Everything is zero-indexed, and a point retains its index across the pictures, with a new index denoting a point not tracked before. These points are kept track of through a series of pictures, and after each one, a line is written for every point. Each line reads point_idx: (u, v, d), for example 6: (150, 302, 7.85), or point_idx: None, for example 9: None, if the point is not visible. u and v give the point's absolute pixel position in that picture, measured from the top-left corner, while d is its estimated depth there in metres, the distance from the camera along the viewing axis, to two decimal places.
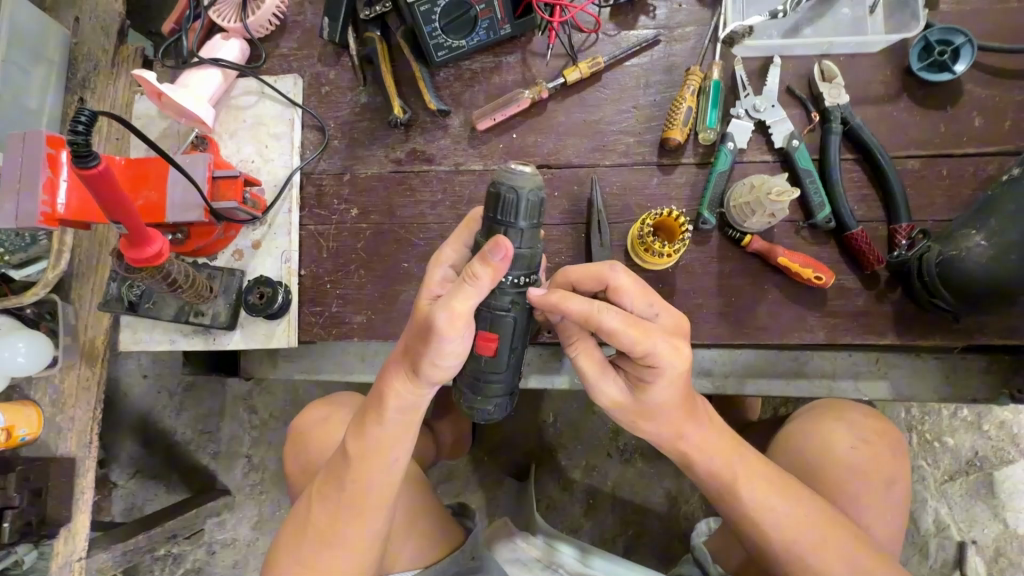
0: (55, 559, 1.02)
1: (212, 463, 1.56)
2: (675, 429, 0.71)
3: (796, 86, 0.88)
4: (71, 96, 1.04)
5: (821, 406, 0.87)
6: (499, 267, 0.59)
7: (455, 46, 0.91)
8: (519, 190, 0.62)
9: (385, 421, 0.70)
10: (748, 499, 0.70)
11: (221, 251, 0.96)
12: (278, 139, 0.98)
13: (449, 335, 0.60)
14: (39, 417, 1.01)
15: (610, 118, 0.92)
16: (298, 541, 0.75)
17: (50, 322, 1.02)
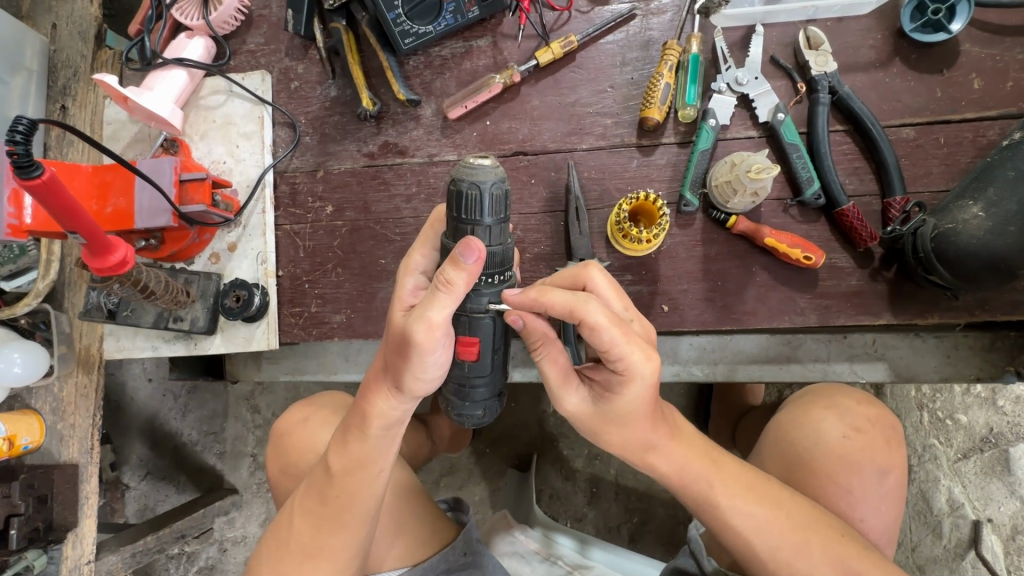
0: (65, 562, 1.04)
1: (218, 463, 1.58)
2: (640, 437, 0.67)
3: (781, 56, 0.83)
4: (53, 104, 1.02)
5: (807, 395, 0.85)
6: (474, 273, 0.55)
7: (422, 33, 0.88)
8: (482, 185, 0.58)
9: (371, 438, 0.69)
10: (721, 502, 0.67)
11: (198, 254, 0.95)
12: (248, 138, 0.96)
13: (429, 349, 0.58)
14: (41, 426, 1.02)
15: (586, 100, 0.88)
16: (280, 557, 0.74)
17: (45, 331, 1.02)
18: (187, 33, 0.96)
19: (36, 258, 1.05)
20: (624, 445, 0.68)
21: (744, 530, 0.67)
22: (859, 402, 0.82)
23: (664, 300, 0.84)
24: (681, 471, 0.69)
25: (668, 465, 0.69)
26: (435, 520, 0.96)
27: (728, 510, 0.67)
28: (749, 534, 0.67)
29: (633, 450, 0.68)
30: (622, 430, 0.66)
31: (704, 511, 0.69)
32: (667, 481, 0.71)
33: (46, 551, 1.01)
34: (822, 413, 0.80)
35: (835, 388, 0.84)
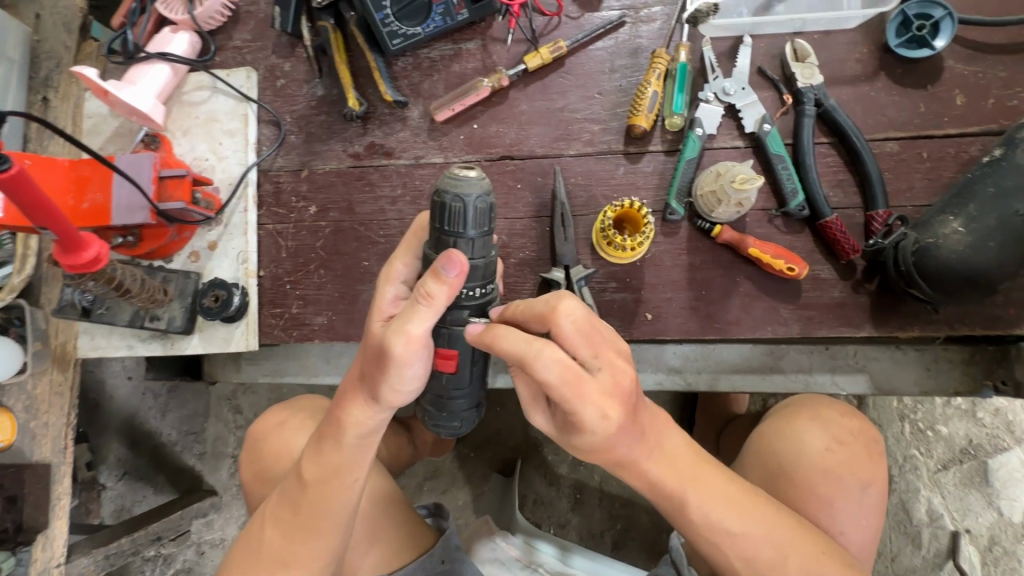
0: (33, 565, 1.01)
1: (198, 464, 1.55)
2: (617, 452, 0.64)
3: (768, 67, 0.83)
4: (34, 95, 1.00)
5: (790, 406, 0.84)
6: (454, 286, 0.55)
7: (410, 34, 0.87)
8: (466, 198, 0.57)
9: (346, 445, 0.68)
10: (699, 516, 0.66)
11: (177, 252, 0.93)
12: (232, 136, 0.95)
13: (408, 360, 0.57)
14: (13, 425, 0.99)
15: (575, 106, 0.88)
16: (249, 567, 0.72)
17: (19, 327, 0.98)
18: (171, 27, 0.94)
19: (11, 252, 1.00)
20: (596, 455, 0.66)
21: (722, 542, 0.66)
22: (843, 414, 0.82)
23: (648, 308, 0.84)
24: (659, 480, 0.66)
25: (650, 471, 0.66)
26: (414, 523, 0.95)
27: (705, 522, 0.66)
28: (728, 546, 0.66)
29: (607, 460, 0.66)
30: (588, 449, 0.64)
31: (681, 522, 0.68)
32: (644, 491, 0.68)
33: (14, 553, 1.00)
34: (805, 426, 0.80)
35: (821, 403, 0.84)
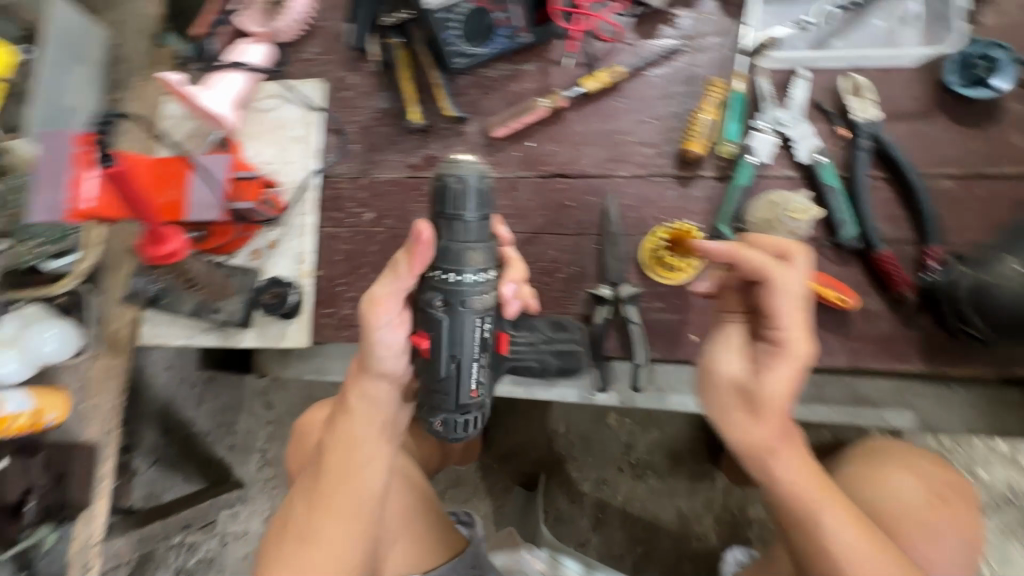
0: (74, 541, 1.07)
1: (228, 456, 1.60)
2: (770, 432, 0.59)
3: (824, 100, 0.85)
4: (109, 96, 1.10)
5: (876, 451, 0.85)
6: (424, 255, 0.68)
7: (474, 54, 0.92)
8: (459, 179, 0.66)
9: (360, 426, 0.76)
10: (831, 526, 0.58)
11: (239, 250, 0.98)
12: (299, 142, 1.00)
13: (380, 317, 0.70)
14: (68, 402, 1.03)
15: (628, 129, 0.91)
16: (277, 538, 0.77)
17: (78, 313, 1.06)
18: (250, 39, 1.00)
19: (78, 240, 1.04)
20: (750, 434, 0.59)
21: (847, 561, 0.58)
22: (934, 464, 0.83)
23: (693, 330, 0.85)
24: (796, 486, 0.59)
25: (788, 473, 0.59)
26: (445, 529, 0.96)
27: (838, 537, 0.58)
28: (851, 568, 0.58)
29: (753, 445, 0.59)
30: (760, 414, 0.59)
31: (801, 532, 0.59)
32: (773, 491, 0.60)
33: (57, 527, 1.04)
34: (902, 472, 0.80)
35: (898, 452, 0.84)
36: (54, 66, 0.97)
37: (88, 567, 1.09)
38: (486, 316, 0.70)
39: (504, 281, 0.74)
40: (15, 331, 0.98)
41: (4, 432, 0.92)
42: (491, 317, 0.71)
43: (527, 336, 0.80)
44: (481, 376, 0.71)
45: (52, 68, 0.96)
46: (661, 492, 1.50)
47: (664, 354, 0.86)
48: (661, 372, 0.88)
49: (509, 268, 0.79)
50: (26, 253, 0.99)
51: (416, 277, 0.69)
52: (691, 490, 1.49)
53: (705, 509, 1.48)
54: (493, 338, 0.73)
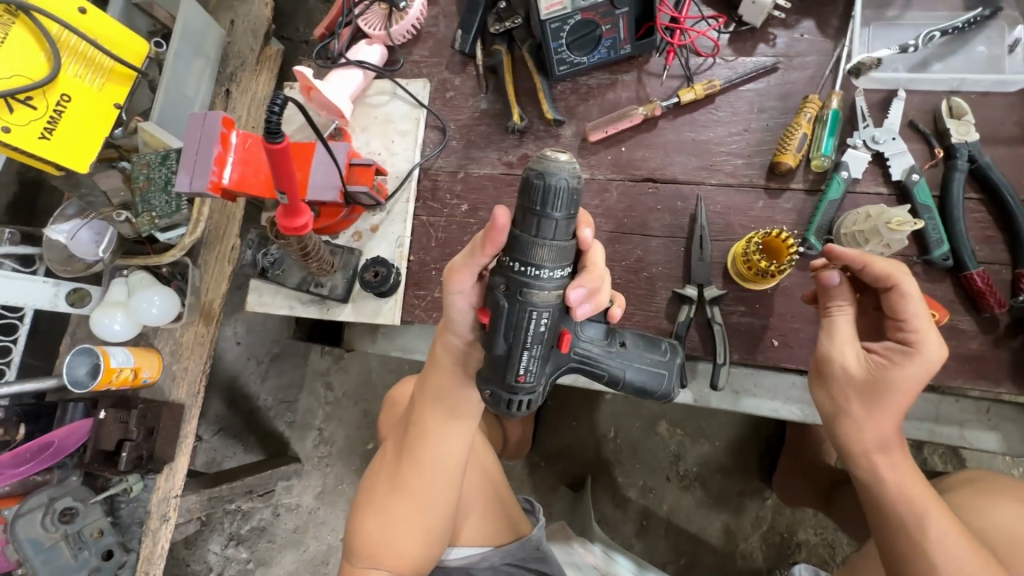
0: (156, 492, 1.06)
1: (286, 432, 1.62)
2: (880, 427, 0.71)
3: (921, 121, 0.87)
4: (219, 87, 1.15)
5: (977, 482, 0.83)
6: (497, 238, 0.60)
7: (576, 62, 0.98)
8: (547, 175, 0.57)
9: (443, 399, 0.80)
10: (931, 529, 0.67)
11: (342, 231, 1.06)
12: (404, 135, 1.08)
13: (453, 286, 0.67)
14: (158, 361, 1.06)
15: (720, 139, 0.95)
16: (372, 491, 0.85)
17: (180, 281, 1.09)
18: (366, 40, 1.10)
19: (188, 218, 1.02)
20: (863, 433, 0.71)
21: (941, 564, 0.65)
22: None
23: (775, 335, 0.88)
24: (903, 486, 0.70)
25: (893, 472, 0.71)
26: (515, 512, 0.99)
27: (939, 541, 0.66)
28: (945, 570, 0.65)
29: (866, 442, 0.71)
30: (874, 413, 0.71)
31: (901, 534, 0.69)
32: (882, 490, 0.71)
33: (143, 478, 1.05)
34: (1009, 500, 0.78)
35: (1007, 486, 0.81)
36: (174, 59, 1.02)
37: (167, 519, 1.07)
38: (546, 311, 0.61)
39: (571, 284, 0.63)
40: (126, 296, 1.02)
41: (109, 384, 0.97)
42: (554, 312, 0.62)
43: (599, 340, 0.74)
44: (533, 363, 0.64)
45: (175, 57, 1.02)
46: (709, 506, 1.49)
47: (744, 356, 0.89)
48: (736, 374, 0.94)
49: (583, 272, 0.65)
50: (149, 223, 0.99)
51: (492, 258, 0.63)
52: (740, 506, 1.48)
53: (753, 526, 1.47)
54: (552, 332, 0.64)
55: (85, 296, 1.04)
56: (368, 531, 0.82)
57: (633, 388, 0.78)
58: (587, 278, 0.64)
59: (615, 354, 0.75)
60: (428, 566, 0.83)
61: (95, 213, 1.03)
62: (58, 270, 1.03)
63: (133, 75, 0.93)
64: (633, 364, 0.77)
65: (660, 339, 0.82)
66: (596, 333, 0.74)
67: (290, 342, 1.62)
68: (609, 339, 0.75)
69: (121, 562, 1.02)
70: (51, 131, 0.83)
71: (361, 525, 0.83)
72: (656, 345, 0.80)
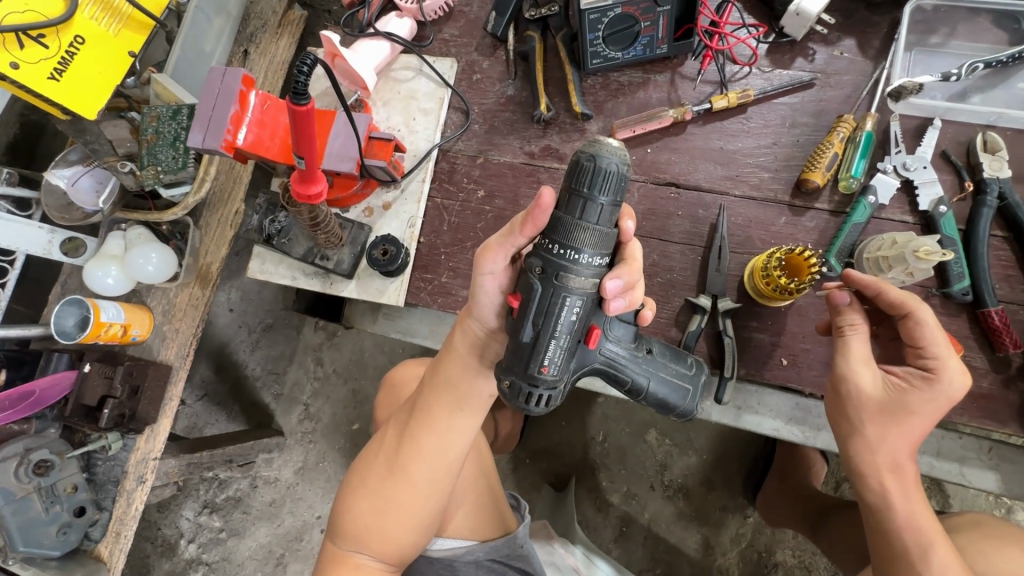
0: (134, 453, 1.02)
1: (272, 403, 1.59)
2: (892, 449, 0.72)
3: (953, 152, 0.86)
4: (237, 46, 1.11)
5: (982, 526, 0.82)
6: (538, 218, 0.59)
7: (611, 57, 0.96)
8: (599, 159, 0.57)
9: (454, 387, 0.78)
10: (935, 561, 0.67)
11: (353, 205, 1.03)
12: (426, 114, 1.06)
13: (484, 266, 0.65)
14: (150, 322, 1.04)
15: (749, 150, 0.93)
16: (365, 473, 0.82)
17: (179, 240, 1.05)
18: (396, 12, 1.06)
19: (193, 176, 0.97)
20: (875, 453, 0.72)
21: None
22: None
23: (784, 353, 0.87)
24: (912, 514, 0.70)
25: (902, 501, 0.71)
26: (504, 508, 0.98)
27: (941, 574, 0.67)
28: None
29: (876, 463, 0.72)
30: (888, 436, 0.72)
31: (902, 564, 0.69)
32: (888, 519, 0.71)
33: (123, 437, 1.01)
34: (1012, 547, 0.77)
35: (1012, 534, 0.80)
36: (195, 13, 0.97)
37: (143, 480, 1.02)
38: (579, 299, 0.60)
39: (608, 274, 0.61)
40: (122, 251, 0.98)
41: (97, 337, 0.94)
42: (586, 301, 0.61)
43: (626, 342, 0.73)
44: (557, 355, 0.61)
45: (197, 10, 0.97)
46: (691, 518, 1.48)
47: (751, 371, 0.87)
48: (741, 391, 0.93)
49: (622, 264, 0.63)
50: (151, 177, 0.94)
51: (530, 237, 0.62)
52: (723, 522, 1.47)
53: (734, 542, 1.46)
54: (582, 325, 0.62)
55: (80, 245, 1.01)
56: (358, 513, 0.79)
57: (655, 401, 0.77)
58: (625, 270, 0.62)
59: (641, 360, 0.74)
60: (413, 554, 0.82)
61: (99, 162, 0.96)
62: (54, 217, 0.98)
63: (151, 25, 0.90)
64: (658, 374, 0.76)
65: (686, 354, 0.81)
66: (624, 335, 0.73)
67: (284, 313, 1.58)
68: (637, 344, 0.75)
69: (92, 519, 0.99)
70: (61, 73, 0.79)
71: (350, 507, 0.80)
72: (682, 358, 0.79)
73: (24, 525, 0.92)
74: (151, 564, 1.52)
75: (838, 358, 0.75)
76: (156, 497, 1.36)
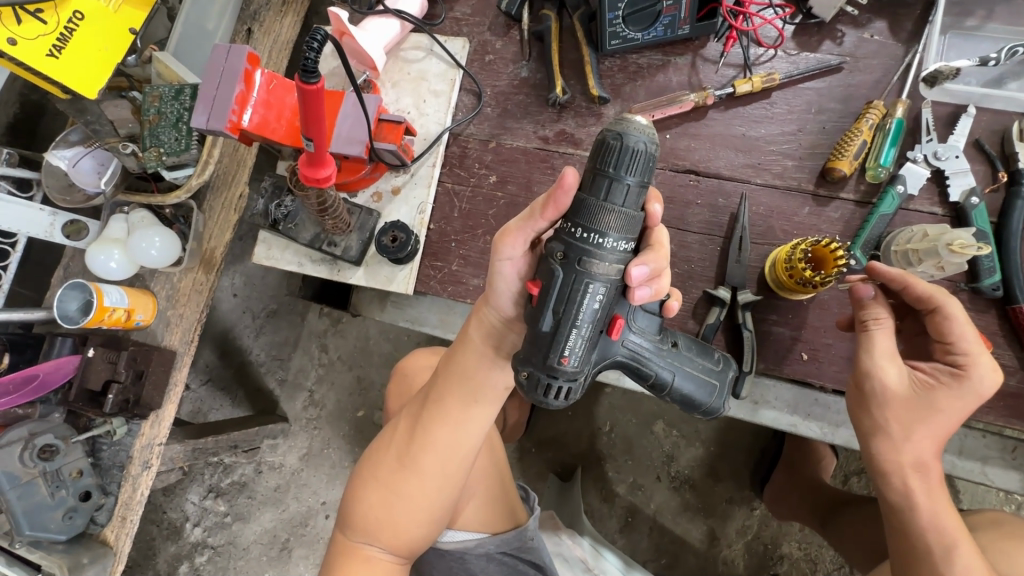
0: (139, 438, 1.01)
1: (276, 389, 1.57)
2: (918, 448, 0.69)
3: (986, 142, 0.83)
4: (240, 25, 1.06)
5: (1003, 526, 0.81)
6: (560, 201, 0.58)
7: (630, 38, 0.92)
8: (626, 138, 0.54)
9: (468, 378, 0.76)
10: (958, 563, 0.66)
11: (362, 189, 1.00)
12: (437, 96, 1.02)
13: (503, 251, 0.64)
14: (154, 307, 1.02)
15: (772, 137, 0.89)
16: (375, 464, 0.81)
17: (182, 225, 1.01)
18: None
19: (196, 159, 0.93)
20: (900, 452, 0.70)
21: None
22: None
23: (804, 348, 0.85)
24: (936, 515, 0.68)
25: (926, 501, 0.69)
26: (515, 501, 0.96)
27: None
28: None
29: (901, 463, 0.70)
30: (913, 434, 0.69)
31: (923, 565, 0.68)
32: (911, 519, 0.69)
33: (128, 422, 1.00)
34: None
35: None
36: None
37: (149, 466, 1.01)
38: (602, 286, 0.57)
39: (634, 260, 0.59)
40: (125, 234, 0.96)
41: (100, 322, 0.92)
42: (610, 288, 0.58)
43: (651, 334, 0.71)
44: (578, 345, 0.59)
45: None
46: (698, 510, 1.47)
47: (769, 366, 0.85)
48: (758, 385, 0.91)
49: (649, 250, 0.60)
50: (155, 159, 0.91)
51: (551, 219, 0.60)
52: (731, 514, 1.46)
53: (741, 535, 1.45)
54: (605, 314, 0.60)
55: (82, 229, 0.99)
56: (368, 505, 0.78)
57: (679, 394, 0.75)
58: (652, 257, 0.60)
59: (666, 354, 0.72)
60: (423, 547, 0.80)
61: (100, 142, 0.94)
62: (54, 199, 0.95)
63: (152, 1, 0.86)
64: (683, 367, 0.74)
65: (713, 349, 0.79)
66: (648, 325, 0.71)
67: (288, 299, 1.56)
68: (661, 335, 0.73)
69: (97, 504, 0.98)
70: (59, 50, 0.76)
71: (360, 499, 0.79)
72: (710, 353, 0.78)
73: (30, 509, 0.90)
74: (156, 546, 1.52)
75: (860, 353, 0.73)
76: (161, 482, 1.35)
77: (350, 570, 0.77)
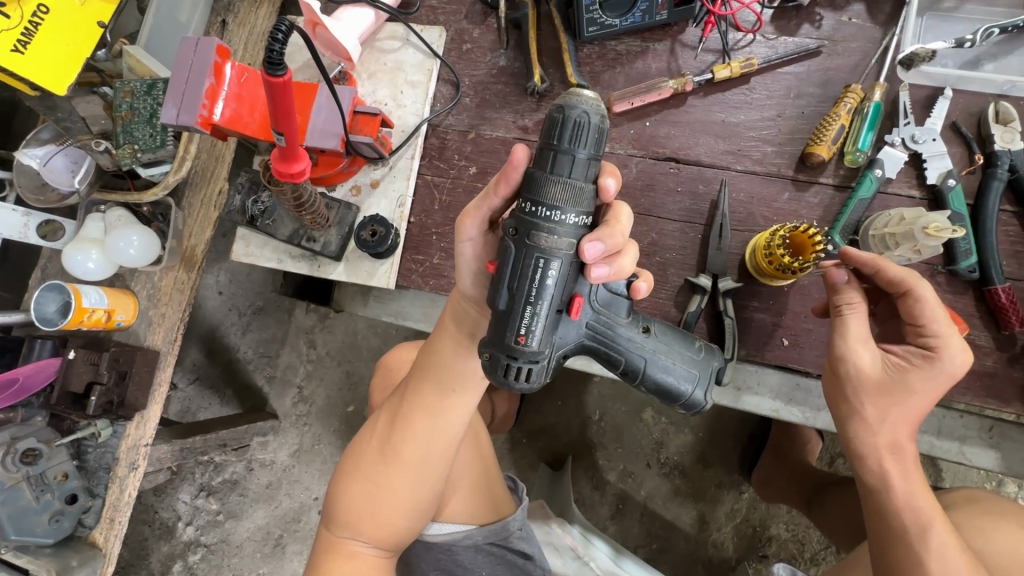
0: (125, 440, 0.99)
1: (266, 386, 1.56)
2: (893, 430, 0.70)
3: (963, 124, 0.83)
4: (214, 17, 1.02)
5: (980, 503, 0.82)
6: (511, 177, 0.59)
7: (608, 24, 0.91)
8: (569, 110, 0.54)
9: (446, 367, 0.77)
10: (932, 542, 0.66)
11: (341, 183, 0.99)
12: (414, 87, 1.00)
13: (463, 232, 0.65)
14: (135, 306, 1.00)
15: (751, 123, 0.89)
16: (357, 457, 0.80)
17: (161, 223, 0.99)
18: None
19: (173, 155, 0.91)
20: (876, 433, 0.71)
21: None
22: None
23: (785, 334, 0.85)
24: (911, 493, 0.69)
25: (902, 482, 0.70)
26: (500, 492, 0.97)
27: (937, 554, 0.66)
28: None
29: (877, 445, 0.71)
30: (889, 416, 0.70)
31: (897, 544, 0.69)
32: (887, 500, 0.70)
33: (112, 424, 0.98)
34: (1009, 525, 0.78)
35: (1009, 509, 0.81)
36: None
37: (135, 467, 1.00)
38: (555, 261, 0.57)
39: (588, 236, 0.58)
40: (103, 233, 0.94)
41: (80, 324, 0.90)
42: (564, 263, 0.57)
43: (622, 317, 0.71)
44: (536, 324, 0.58)
45: None
46: (688, 495, 1.49)
47: (752, 352, 0.86)
48: (741, 371, 0.91)
49: (604, 226, 0.60)
50: (130, 156, 0.88)
51: (506, 195, 0.60)
52: (720, 497, 1.48)
53: (731, 518, 1.47)
54: (562, 291, 0.59)
55: (58, 229, 0.96)
56: (351, 498, 0.78)
57: (659, 382, 0.75)
58: (607, 233, 0.59)
59: (641, 335, 0.72)
60: (408, 539, 0.80)
61: (72, 140, 0.91)
62: (29, 199, 0.93)
63: None
64: (661, 351, 0.74)
65: (695, 338, 0.79)
66: (619, 309, 0.71)
67: (275, 296, 1.55)
68: (634, 318, 0.73)
69: (85, 507, 0.96)
70: (25, 44, 0.74)
71: (342, 492, 0.79)
72: (690, 344, 0.77)
73: (14, 515, 0.89)
74: (149, 547, 1.52)
75: (835, 338, 0.73)
76: (149, 482, 1.34)
77: (334, 565, 0.76)
